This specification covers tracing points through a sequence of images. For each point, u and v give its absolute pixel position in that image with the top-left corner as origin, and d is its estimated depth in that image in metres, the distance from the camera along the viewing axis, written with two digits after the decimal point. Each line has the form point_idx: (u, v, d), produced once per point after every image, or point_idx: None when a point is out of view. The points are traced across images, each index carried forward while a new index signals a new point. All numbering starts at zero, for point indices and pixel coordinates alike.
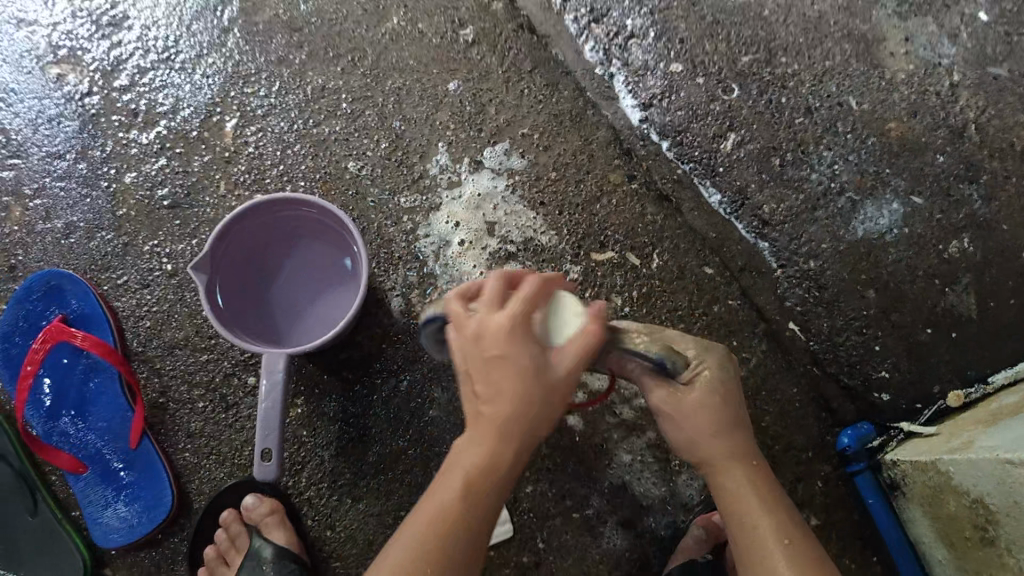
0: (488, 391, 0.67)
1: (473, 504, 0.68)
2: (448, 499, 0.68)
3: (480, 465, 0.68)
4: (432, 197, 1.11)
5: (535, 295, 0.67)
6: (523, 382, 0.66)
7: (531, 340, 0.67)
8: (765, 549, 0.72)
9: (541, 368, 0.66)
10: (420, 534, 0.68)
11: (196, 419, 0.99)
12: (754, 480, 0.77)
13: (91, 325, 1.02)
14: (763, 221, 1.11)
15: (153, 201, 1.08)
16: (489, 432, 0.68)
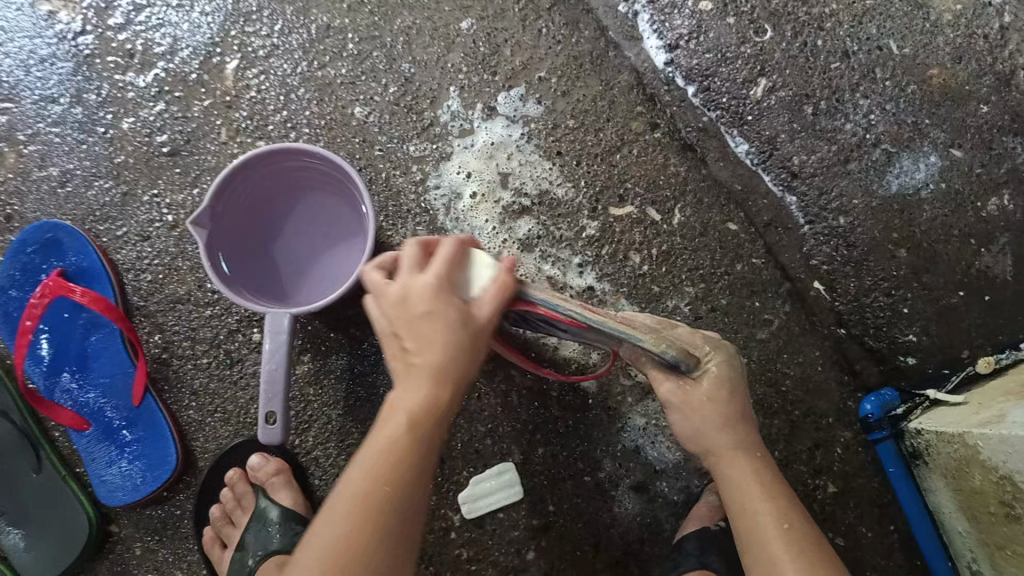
0: (417, 345, 0.65)
1: (415, 443, 0.66)
2: (393, 438, 0.66)
3: (419, 405, 0.66)
4: (443, 146, 1.06)
5: (454, 255, 0.66)
6: (452, 337, 0.64)
7: (453, 296, 0.65)
8: (767, 539, 0.73)
9: (465, 322, 0.64)
10: (365, 482, 0.66)
11: (200, 375, 0.97)
12: (756, 466, 0.77)
13: (91, 279, 0.99)
14: (793, 174, 1.05)
15: (152, 148, 1.03)
16: (425, 379, 0.66)
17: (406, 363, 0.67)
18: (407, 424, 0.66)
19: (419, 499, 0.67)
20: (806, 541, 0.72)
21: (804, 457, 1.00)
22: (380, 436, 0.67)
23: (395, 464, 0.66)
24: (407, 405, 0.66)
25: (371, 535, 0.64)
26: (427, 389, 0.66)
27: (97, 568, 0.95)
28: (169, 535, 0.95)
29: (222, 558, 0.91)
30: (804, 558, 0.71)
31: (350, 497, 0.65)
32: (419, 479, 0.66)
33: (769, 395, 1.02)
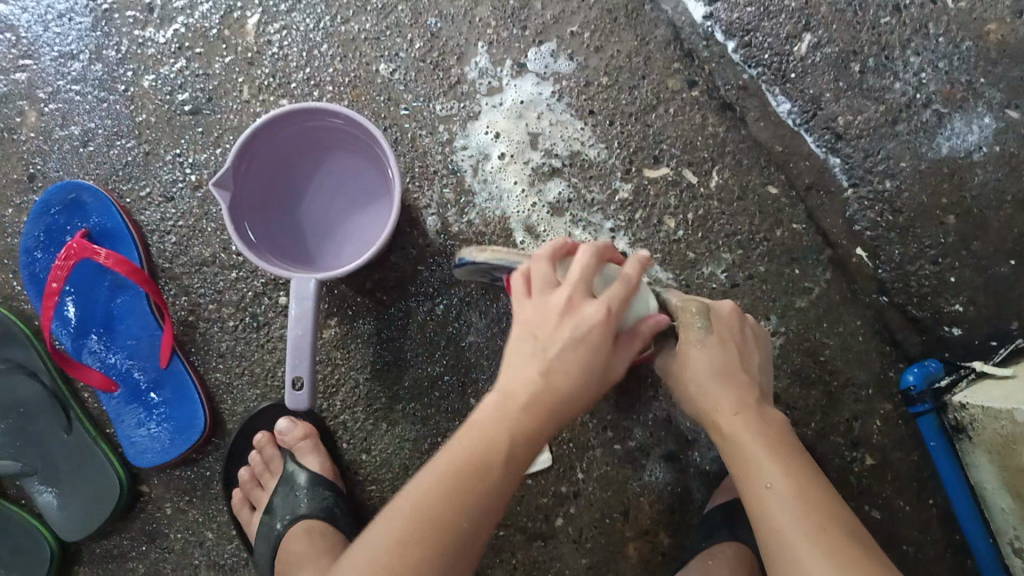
0: (525, 333, 0.67)
1: (510, 440, 0.64)
2: (484, 425, 0.65)
3: (524, 395, 0.65)
4: (471, 104, 1.02)
5: (575, 259, 0.67)
6: (578, 341, 0.64)
7: (584, 302, 0.66)
8: (769, 514, 0.63)
9: (567, 313, 0.65)
10: (449, 468, 0.64)
11: (226, 338, 0.96)
12: (753, 423, 0.69)
13: (115, 241, 0.98)
14: (837, 135, 1.01)
15: (174, 106, 1.01)
16: (539, 378, 0.65)
17: (518, 349, 0.67)
18: (501, 415, 0.65)
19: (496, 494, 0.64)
20: (799, 497, 0.63)
21: (841, 429, 0.97)
22: (478, 423, 0.66)
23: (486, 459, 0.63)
24: (512, 392, 0.65)
25: (451, 525, 0.61)
26: (532, 379, 0.65)
27: (127, 529, 0.95)
28: (196, 497, 0.94)
29: (251, 521, 0.90)
30: (799, 516, 0.62)
31: (431, 486, 0.63)
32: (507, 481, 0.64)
33: (806, 365, 0.99)
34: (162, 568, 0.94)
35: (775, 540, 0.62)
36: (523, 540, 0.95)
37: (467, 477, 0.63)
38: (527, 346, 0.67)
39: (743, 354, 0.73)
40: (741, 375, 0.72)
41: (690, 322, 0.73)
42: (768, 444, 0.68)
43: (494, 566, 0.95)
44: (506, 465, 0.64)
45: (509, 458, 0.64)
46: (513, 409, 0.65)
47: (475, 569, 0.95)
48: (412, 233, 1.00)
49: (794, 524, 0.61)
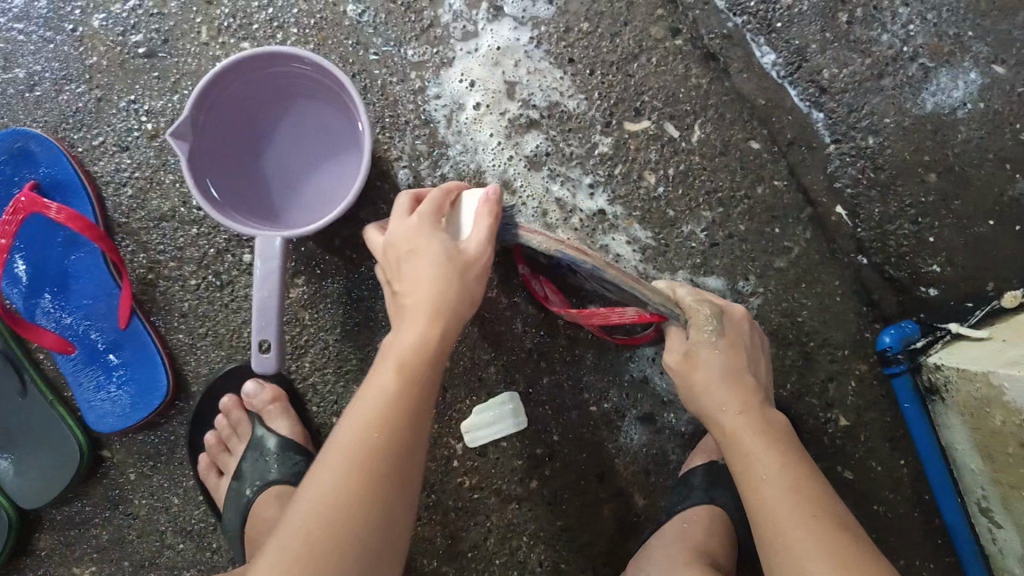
0: (413, 281, 0.69)
1: (400, 397, 0.64)
2: (384, 391, 0.64)
3: (411, 346, 0.66)
4: (445, 50, 0.97)
5: (442, 201, 0.72)
6: (449, 278, 0.68)
7: (439, 231, 0.71)
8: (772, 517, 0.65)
9: (457, 259, 0.69)
10: (355, 445, 0.62)
11: (189, 298, 0.92)
12: (761, 424, 0.72)
13: (67, 194, 0.92)
14: (821, 88, 0.98)
15: (126, 48, 0.94)
16: (421, 314, 0.68)
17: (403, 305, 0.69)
18: (395, 372, 0.65)
19: (408, 466, 0.63)
20: (801, 496, 0.66)
21: (816, 390, 0.98)
22: (370, 395, 0.65)
23: (388, 420, 0.63)
24: (404, 349, 0.66)
25: (369, 502, 0.60)
26: (425, 323, 0.67)
27: (88, 494, 0.92)
28: (162, 461, 0.91)
29: (218, 486, 0.88)
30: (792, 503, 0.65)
31: (338, 464, 0.62)
32: (414, 442, 0.64)
33: (784, 325, 0.98)
34: (126, 534, 0.91)
35: (773, 531, 0.65)
36: (498, 501, 0.94)
37: (371, 442, 0.62)
38: (413, 297, 0.69)
39: (747, 358, 0.77)
40: (749, 378, 0.75)
41: (699, 328, 0.76)
42: (773, 441, 0.70)
43: (469, 528, 0.94)
44: (406, 420, 0.64)
45: (414, 408, 0.64)
46: (408, 361, 0.65)
47: (450, 530, 0.94)
48: (383, 187, 0.96)
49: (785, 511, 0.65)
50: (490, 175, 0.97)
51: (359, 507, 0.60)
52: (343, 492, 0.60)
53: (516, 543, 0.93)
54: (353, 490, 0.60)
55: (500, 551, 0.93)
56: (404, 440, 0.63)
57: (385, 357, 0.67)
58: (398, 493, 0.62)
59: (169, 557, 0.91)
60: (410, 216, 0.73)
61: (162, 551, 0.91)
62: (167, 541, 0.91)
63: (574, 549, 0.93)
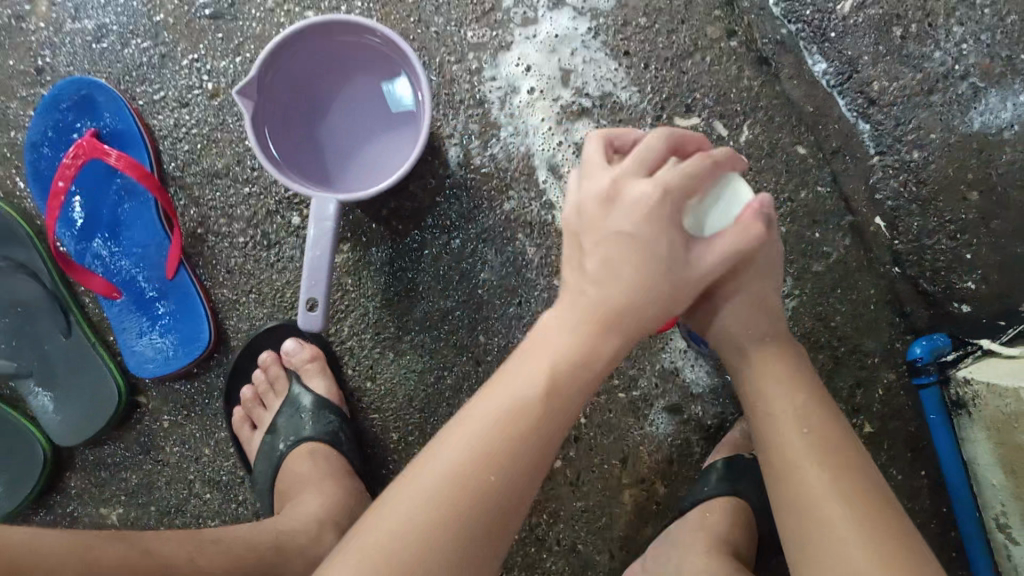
0: (605, 275, 0.61)
1: (543, 423, 0.59)
2: (522, 399, 0.59)
3: (566, 359, 0.61)
4: (504, 34, 0.98)
5: (654, 157, 0.62)
6: (659, 277, 0.61)
7: (673, 225, 0.60)
8: (826, 514, 0.60)
9: (676, 263, 0.60)
10: (480, 440, 0.58)
11: (236, 254, 0.93)
12: (788, 363, 0.69)
13: (125, 144, 0.94)
14: (870, 100, 0.97)
15: (193, 8, 0.95)
16: (590, 325, 0.62)
17: (576, 292, 0.63)
18: (543, 391, 0.59)
19: (519, 498, 0.58)
20: (867, 498, 0.60)
21: (844, 395, 0.99)
22: (498, 392, 0.60)
23: (514, 431, 0.58)
24: (549, 361, 0.61)
25: (470, 506, 0.56)
26: (594, 335, 0.62)
27: (121, 438, 0.94)
28: (195, 412, 0.93)
29: (251, 439, 0.90)
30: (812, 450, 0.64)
31: (450, 465, 0.57)
32: (527, 483, 0.59)
33: (816, 329, 1.00)
34: (155, 480, 0.93)
35: (829, 538, 0.59)
36: None
37: (490, 453, 0.57)
38: (584, 293, 0.63)
39: (779, 313, 0.70)
40: (779, 320, 0.70)
41: (745, 227, 0.60)
42: (795, 387, 0.68)
43: None
44: (533, 441, 0.58)
45: (548, 435, 0.59)
46: (556, 391, 0.59)
47: None
48: (431, 162, 0.97)
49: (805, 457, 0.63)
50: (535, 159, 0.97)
51: (455, 516, 0.55)
52: (452, 497, 0.56)
53: (536, 519, 0.95)
54: (455, 499, 0.56)
55: (520, 526, 0.95)
56: (523, 458, 0.58)
57: (539, 354, 0.61)
58: (497, 515, 0.57)
59: (195, 506, 0.92)
60: (606, 169, 0.63)
61: (190, 500, 0.92)
62: (194, 491, 0.92)
63: (592, 530, 0.95)
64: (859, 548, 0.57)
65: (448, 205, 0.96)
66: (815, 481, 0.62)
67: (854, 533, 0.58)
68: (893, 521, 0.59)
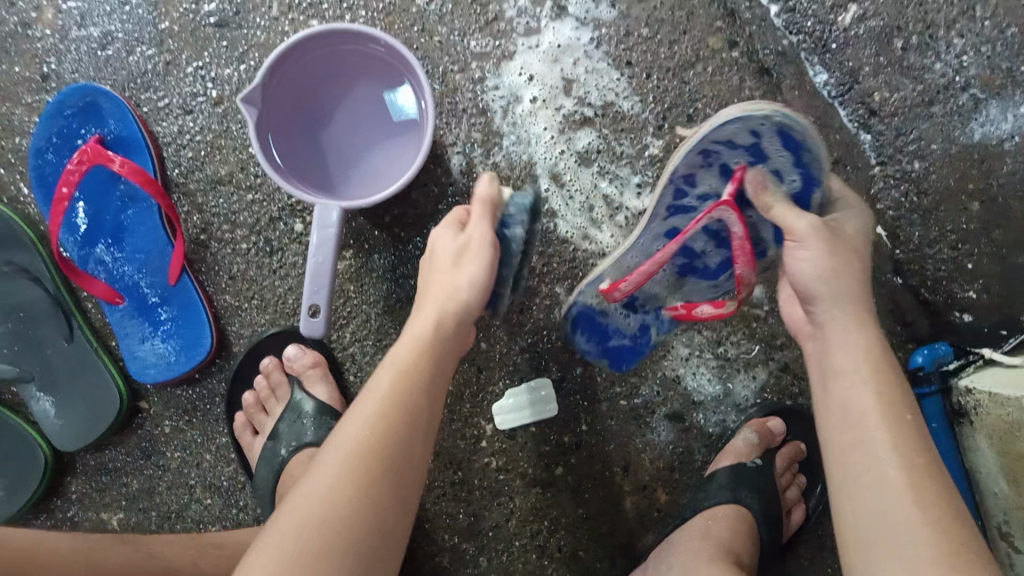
0: (448, 274, 0.74)
1: (402, 396, 0.67)
2: (380, 392, 0.67)
3: (426, 329, 0.70)
4: (507, 44, 0.98)
5: (481, 213, 0.77)
6: (441, 307, 0.72)
7: (456, 269, 0.73)
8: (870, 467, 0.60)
9: (456, 292, 0.72)
10: (355, 437, 0.64)
11: (239, 261, 0.94)
12: (867, 337, 0.66)
13: (130, 151, 0.94)
14: (871, 111, 0.99)
15: (199, 16, 0.95)
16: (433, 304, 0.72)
17: (434, 292, 0.73)
18: (398, 363, 0.68)
19: (399, 476, 0.64)
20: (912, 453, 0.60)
21: None
22: (367, 399, 0.67)
23: (378, 424, 0.65)
24: (411, 338, 0.70)
25: (358, 498, 0.61)
26: (437, 308, 0.72)
27: (122, 444, 0.93)
28: (197, 418, 0.93)
29: (252, 445, 0.90)
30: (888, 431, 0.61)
31: (337, 459, 0.63)
32: (411, 440, 0.66)
33: None
34: (156, 485, 0.93)
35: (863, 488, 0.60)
36: (522, 485, 0.95)
37: (368, 440, 0.64)
38: (437, 290, 0.73)
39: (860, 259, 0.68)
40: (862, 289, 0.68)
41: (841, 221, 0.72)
42: (881, 372, 0.64)
43: (491, 508, 0.95)
44: (410, 414, 0.66)
45: (416, 392, 0.67)
46: (408, 360, 0.69)
47: (472, 509, 0.95)
48: (434, 170, 0.97)
49: (891, 454, 0.60)
50: (537, 167, 0.98)
51: (348, 498, 0.61)
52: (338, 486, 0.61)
53: (537, 526, 0.95)
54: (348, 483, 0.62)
55: (520, 534, 0.95)
56: (397, 432, 0.65)
57: (406, 339, 0.70)
58: (383, 493, 0.62)
59: (195, 512, 0.92)
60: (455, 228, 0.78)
61: (190, 505, 0.92)
62: (195, 496, 0.92)
63: (594, 537, 0.95)
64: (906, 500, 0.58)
65: (450, 213, 0.97)
66: (891, 479, 0.59)
67: (920, 534, 0.56)
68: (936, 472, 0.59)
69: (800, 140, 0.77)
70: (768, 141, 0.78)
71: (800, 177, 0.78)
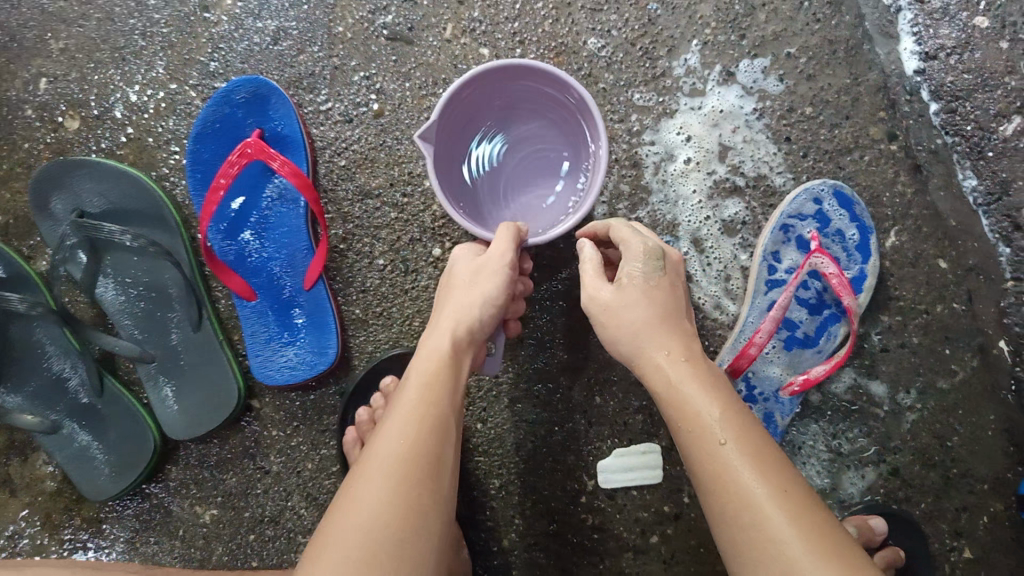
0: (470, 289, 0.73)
1: (432, 403, 0.64)
2: (418, 399, 0.64)
3: (450, 348, 0.69)
4: (670, 101, 0.98)
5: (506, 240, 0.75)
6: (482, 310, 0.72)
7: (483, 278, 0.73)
8: (758, 509, 0.55)
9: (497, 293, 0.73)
10: (400, 450, 0.60)
11: (373, 276, 0.94)
12: (697, 366, 0.65)
13: (286, 149, 0.93)
14: (1016, 225, 0.98)
15: (373, 26, 0.95)
16: (460, 318, 0.71)
17: (453, 307, 0.72)
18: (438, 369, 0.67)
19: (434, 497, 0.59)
20: (783, 488, 0.57)
21: (949, 516, 0.97)
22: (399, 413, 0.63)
23: (416, 437, 0.61)
24: (435, 352, 0.68)
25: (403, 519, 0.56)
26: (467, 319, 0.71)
27: (228, 439, 0.94)
28: (306, 424, 0.94)
29: (360, 463, 0.89)
30: (771, 498, 0.56)
31: (381, 479, 0.58)
32: (440, 453, 0.61)
33: (931, 446, 0.98)
34: (253, 487, 0.93)
35: (760, 534, 0.55)
36: (614, 546, 0.95)
37: (407, 454, 0.60)
38: (463, 304, 0.72)
39: (682, 300, 0.71)
40: (682, 323, 0.69)
41: (633, 267, 0.70)
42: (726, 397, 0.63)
43: (581, 565, 0.95)
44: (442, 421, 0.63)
45: (443, 401, 0.64)
46: (437, 370, 0.66)
47: (562, 563, 0.95)
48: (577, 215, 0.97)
49: (774, 489, 0.56)
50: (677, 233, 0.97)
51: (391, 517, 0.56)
52: (382, 501, 0.57)
53: None
54: (396, 498, 0.57)
55: None
56: (431, 447, 0.61)
57: (429, 354, 0.68)
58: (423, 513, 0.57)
59: (290, 520, 0.93)
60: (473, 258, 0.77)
61: (285, 511, 0.93)
62: (291, 503, 0.93)
63: None
64: (799, 544, 0.53)
65: None
66: (779, 524, 0.54)
67: None
68: (820, 516, 0.55)
69: (854, 198, 0.95)
70: (828, 205, 0.95)
71: (857, 229, 0.95)
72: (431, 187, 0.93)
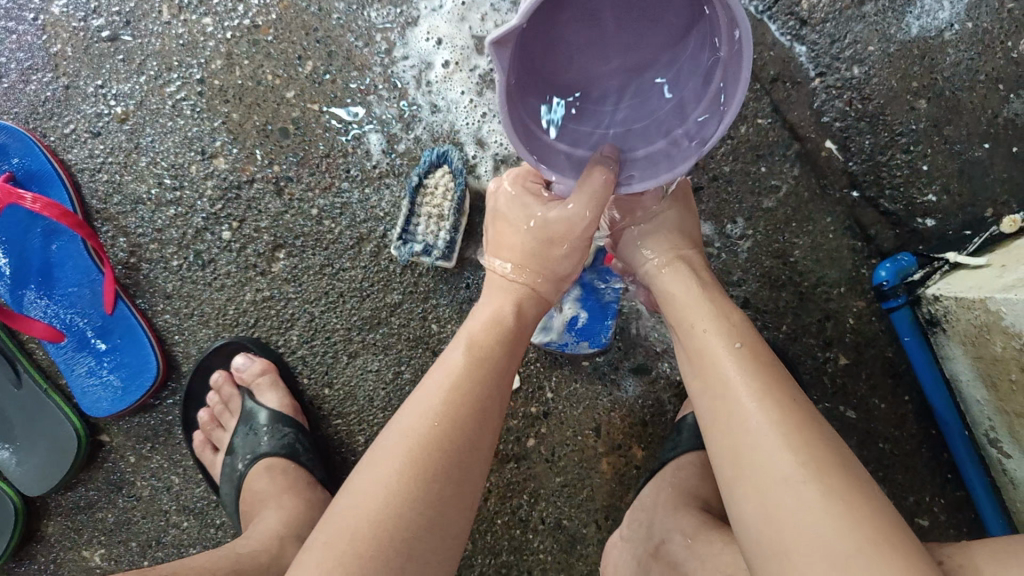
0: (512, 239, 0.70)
1: (468, 387, 0.61)
2: (448, 371, 0.62)
3: (483, 325, 0.66)
4: (409, 9, 0.88)
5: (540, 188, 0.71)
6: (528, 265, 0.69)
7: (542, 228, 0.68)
8: (754, 427, 0.53)
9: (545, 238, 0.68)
10: (422, 423, 0.58)
11: (172, 278, 0.92)
12: (720, 315, 0.64)
13: (43, 184, 0.92)
14: (801, 20, 0.91)
15: (90, 33, 0.92)
16: (517, 287, 0.69)
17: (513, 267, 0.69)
18: (465, 350, 0.63)
19: (461, 477, 0.58)
20: (789, 415, 0.53)
21: (814, 329, 0.93)
22: (427, 385, 0.61)
23: (442, 411, 0.59)
24: (482, 324, 0.66)
25: (421, 495, 0.54)
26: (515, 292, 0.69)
27: (92, 479, 0.93)
28: (159, 442, 0.92)
29: (214, 462, 0.89)
30: (765, 410, 0.54)
31: (400, 451, 0.57)
32: (475, 436, 0.59)
33: (775, 267, 0.94)
34: (133, 516, 0.92)
35: (747, 452, 0.52)
36: (496, 461, 0.95)
37: (430, 428, 0.57)
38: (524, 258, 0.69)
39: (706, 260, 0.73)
40: (707, 278, 0.69)
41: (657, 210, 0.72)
42: (749, 343, 0.61)
43: None
44: (478, 400, 0.61)
45: (475, 384, 0.61)
46: (479, 343, 0.64)
47: None
48: None
49: (781, 418, 0.53)
50: (444, 139, 0.89)
51: (415, 494, 0.54)
52: (403, 491, 0.54)
53: (517, 502, 0.94)
54: (411, 475, 0.55)
55: (502, 510, 0.94)
56: (462, 426, 0.58)
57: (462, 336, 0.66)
58: (441, 492, 0.56)
59: (174, 535, 0.91)
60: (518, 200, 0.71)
61: (168, 529, 0.91)
62: (172, 520, 0.92)
63: (575, 504, 0.93)
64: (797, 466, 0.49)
65: None
66: (775, 446, 0.51)
67: (824, 511, 0.46)
68: (833, 448, 0.51)
69: None
70: None
71: None
72: (197, 173, 0.91)
